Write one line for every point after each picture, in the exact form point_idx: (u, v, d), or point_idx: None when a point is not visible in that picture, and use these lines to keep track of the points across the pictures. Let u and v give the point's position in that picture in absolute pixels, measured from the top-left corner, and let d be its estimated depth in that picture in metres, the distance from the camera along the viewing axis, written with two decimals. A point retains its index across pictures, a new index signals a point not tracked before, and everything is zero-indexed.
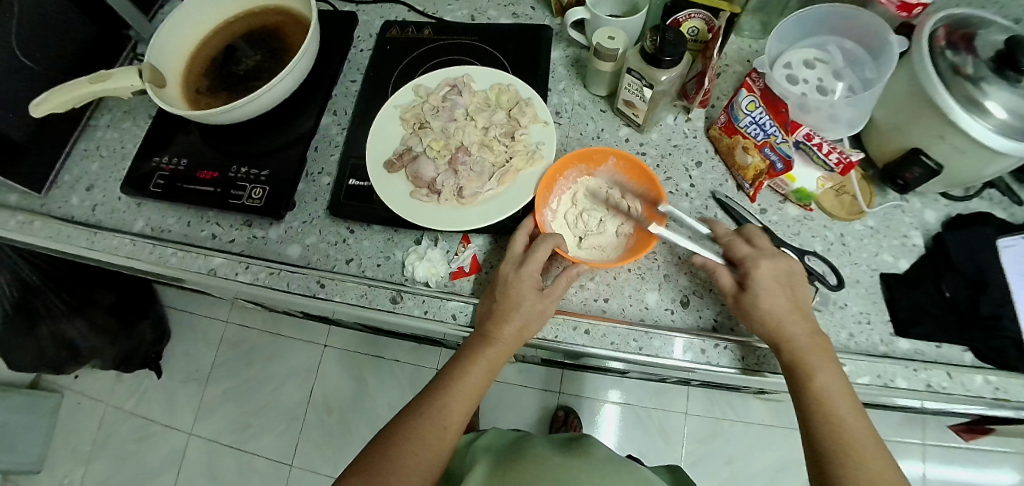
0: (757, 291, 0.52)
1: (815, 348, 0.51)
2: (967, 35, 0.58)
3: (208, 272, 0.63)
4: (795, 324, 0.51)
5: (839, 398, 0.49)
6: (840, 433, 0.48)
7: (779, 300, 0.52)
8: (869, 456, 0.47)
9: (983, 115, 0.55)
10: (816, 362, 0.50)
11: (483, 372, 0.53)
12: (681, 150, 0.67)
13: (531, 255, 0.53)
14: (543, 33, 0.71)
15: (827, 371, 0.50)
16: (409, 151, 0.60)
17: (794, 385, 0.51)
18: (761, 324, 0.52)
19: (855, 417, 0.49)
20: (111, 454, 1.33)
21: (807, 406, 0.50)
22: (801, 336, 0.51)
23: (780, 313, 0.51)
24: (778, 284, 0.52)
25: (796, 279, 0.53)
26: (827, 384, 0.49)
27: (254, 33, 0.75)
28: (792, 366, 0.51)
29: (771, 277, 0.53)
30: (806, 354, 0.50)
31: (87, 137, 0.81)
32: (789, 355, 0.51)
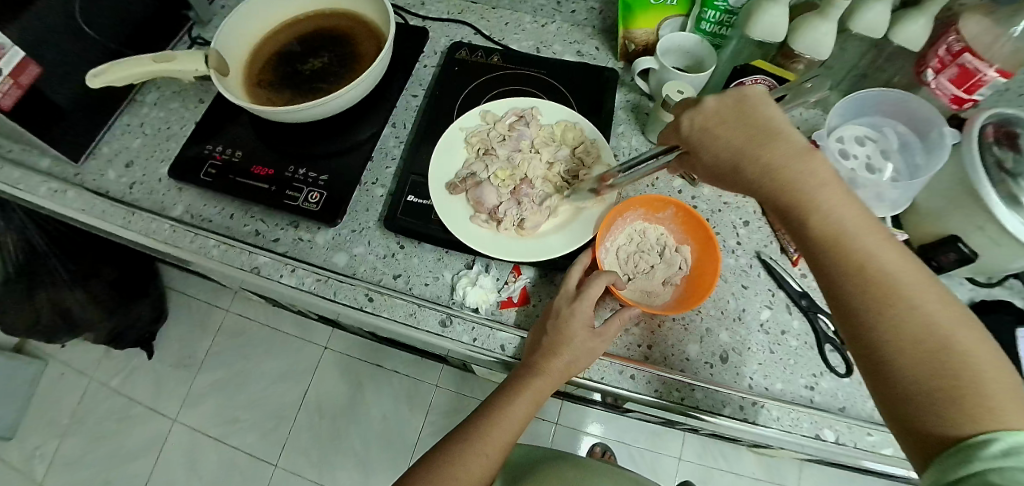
0: (711, 140, 0.45)
1: (815, 183, 0.41)
2: (1010, 134, 0.61)
3: (250, 269, 0.62)
4: (781, 160, 0.42)
5: (862, 240, 0.39)
6: (872, 289, 0.38)
7: (745, 140, 0.44)
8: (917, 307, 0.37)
9: (1017, 209, 0.57)
10: (815, 194, 0.41)
11: (528, 403, 0.52)
12: (731, 207, 0.68)
13: (586, 291, 0.53)
14: (607, 75, 0.72)
15: (835, 210, 0.40)
16: (473, 177, 0.61)
17: (803, 242, 0.42)
18: (741, 175, 0.44)
19: (890, 262, 0.39)
20: (86, 432, 1.28)
21: (825, 267, 0.41)
22: (794, 174, 0.41)
23: (756, 152, 0.43)
24: (738, 121, 0.44)
25: (760, 107, 0.45)
26: (842, 228, 0.40)
27: (323, 36, 0.75)
28: (794, 220, 0.42)
29: (704, 127, 0.46)
30: (803, 194, 0.41)
31: (132, 112, 0.80)
32: (785, 202, 0.42)
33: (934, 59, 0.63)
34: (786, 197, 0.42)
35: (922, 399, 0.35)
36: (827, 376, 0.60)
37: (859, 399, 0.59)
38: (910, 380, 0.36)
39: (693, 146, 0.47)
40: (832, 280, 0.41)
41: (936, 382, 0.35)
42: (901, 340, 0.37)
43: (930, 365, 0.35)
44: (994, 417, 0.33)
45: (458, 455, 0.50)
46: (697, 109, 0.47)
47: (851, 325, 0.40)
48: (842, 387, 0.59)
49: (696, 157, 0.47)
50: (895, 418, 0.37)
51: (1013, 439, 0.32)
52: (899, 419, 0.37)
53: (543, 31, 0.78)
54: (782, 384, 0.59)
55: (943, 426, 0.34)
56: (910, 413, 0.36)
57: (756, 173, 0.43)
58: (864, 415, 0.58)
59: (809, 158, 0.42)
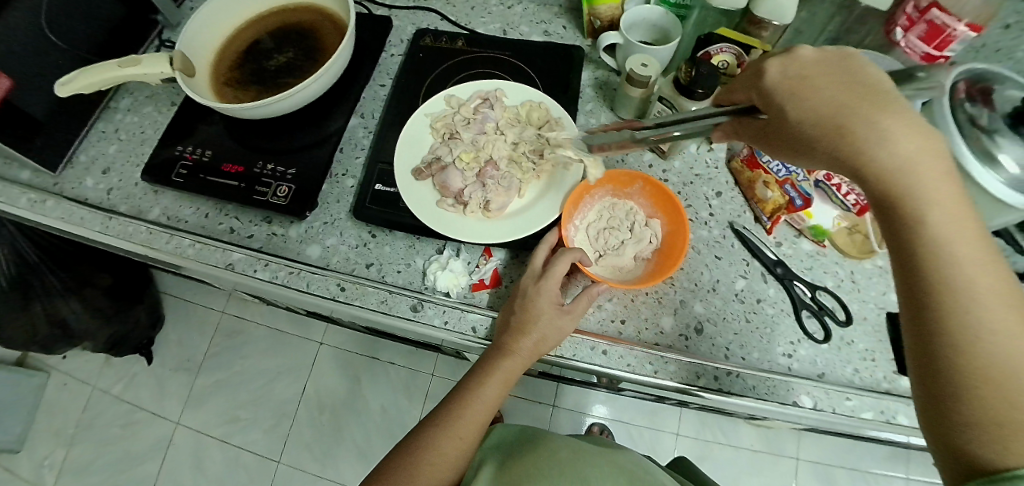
0: (811, 95, 0.38)
1: (926, 176, 0.35)
2: (984, 90, 0.56)
3: (225, 266, 0.63)
4: (896, 138, 0.35)
5: (962, 250, 0.35)
6: (960, 304, 0.34)
7: (858, 104, 0.36)
8: (1004, 334, 0.33)
9: (994, 166, 0.54)
10: (923, 187, 0.35)
11: (498, 383, 0.52)
12: (703, 179, 0.68)
13: (551, 270, 0.53)
14: (573, 52, 0.72)
15: (939, 210, 0.35)
16: (438, 161, 0.62)
17: (894, 235, 0.37)
18: (835, 142, 0.37)
19: (987, 279, 0.34)
20: (93, 438, 1.31)
21: (913, 268, 0.36)
22: (906, 160, 0.35)
23: (868, 119, 0.35)
24: (847, 85, 0.37)
25: (876, 76, 0.38)
26: (944, 233, 0.35)
27: (289, 31, 0.75)
28: (889, 209, 0.36)
29: (800, 81, 0.39)
30: (905, 184, 0.35)
31: (107, 119, 0.78)
32: (879, 189, 0.36)
33: (903, 17, 0.61)
34: (886, 182, 0.36)
35: (974, 424, 0.33)
36: (805, 343, 0.59)
37: (838, 365, 0.58)
38: (969, 403, 0.33)
39: (776, 101, 0.40)
40: (915, 283, 0.36)
41: (998, 412, 0.32)
42: (973, 362, 0.33)
43: (997, 392, 0.32)
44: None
45: (430, 438, 0.50)
46: (793, 58, 0.40)
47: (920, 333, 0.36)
48: (821, 354, 0.59)
49: (778, 118, 0.41)
50: (937, 435, 0.35)
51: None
52: (941, 436, 0.34)
53: (510, 12, 0.77)
54: (759, 353, 0.59)
55: (993, 455, 0.32)
56: (957, 433, 0.33)
57: (859, 146, 0.36)
58: (844, 380, 0.57)
59: (927, 144, 0.35)
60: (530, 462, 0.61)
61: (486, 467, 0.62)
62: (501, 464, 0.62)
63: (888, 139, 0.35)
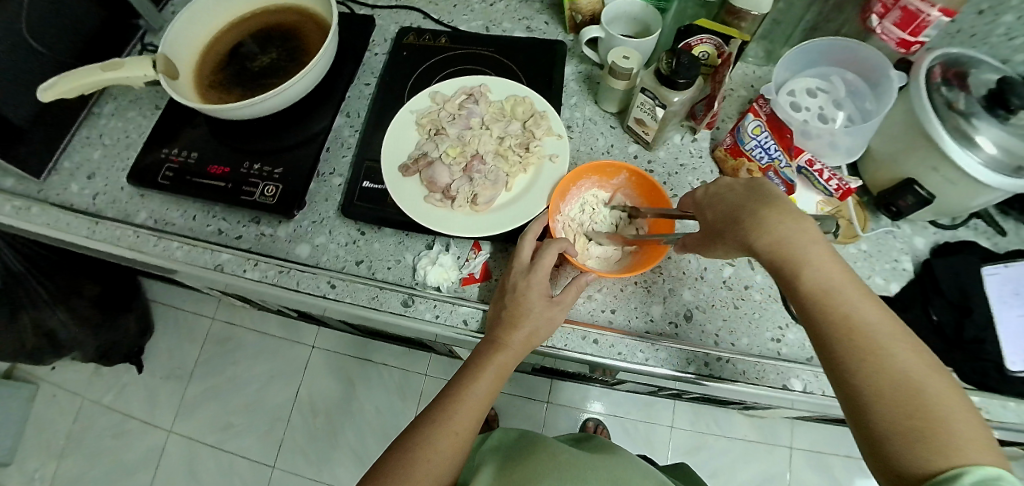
0: (719, 203, 0.48)
1: (807, 243, 0.42)
2: (960, 73, 0.58)
3: (214, 267, 0.62)
4: (780, 225, 0.42)
5: (844, 293, 0.40)
6: (853, 336, 0.39)
7: (751, 204, 0.45)
8: (889, 354, 0.38)
9: (973, 148, 0.54)
10: (806, 253, 0.41)
11: (492, 376, 0.53)
12: (688, 169, 0.68)
13: (540, 261, 0.54)
14: (556, 48, 0.73)
15: (820, 267, 0.41)
16: (425, 156, 0.63)
17: (790, 295, 0.43)
18: (740, 235, 0.45)
19: (871, 313, 0.40)
20: (84, 450, 1.30)
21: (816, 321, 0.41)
22: (792, 237, 0.42)
23: (762, 216, 0.43)
24: (747, 191, 0.46)
25: (760, 180, 0.47)
26: (827, 279, 0.41)
27: (271, 31, 0.75)
28: (789, 280, 0.42)
29: (715, 195, 0.49)
30: (791, 250, 0.42)
31: (91, 124, 0.77)
32: (775, 263, 0.43)
33: (877, 5, 0.62)
34: (779, 257, 0.42)
35: (901, 442, 0.36)
36: (793, 327, 0.60)
37: None
38: (887, 423, 0.37)
39: (702, 208, 0.50)
40: (817, 329, 0.41)
41: (909, 423, 0.36)
42: (881, 385, 0.38)
43: (906, 401, 0.37)
44: (963, 454, 0.34)
45: (426, 434, 0.50)
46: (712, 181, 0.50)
47: (835, 371, 0.40)
48: (810, 338, 0.59)
49: (702, 218, 0.50)
50: (874, 462, 0.38)
51: (978, 473, 0.33)
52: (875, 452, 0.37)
53: (492, 9, 0.78)
54: (748, 339, 0.59)
55: (919, 462, 0.35)
56: (890, 454, 0.36)
57: (755, 235, 0.43)
58: None
59: (807, 227, 0.42)
60: (528, 465, 0.60)
61: (485, 468, 0.63)
62: (501, 467, 0.62)
63: (777, 229, 0.42)
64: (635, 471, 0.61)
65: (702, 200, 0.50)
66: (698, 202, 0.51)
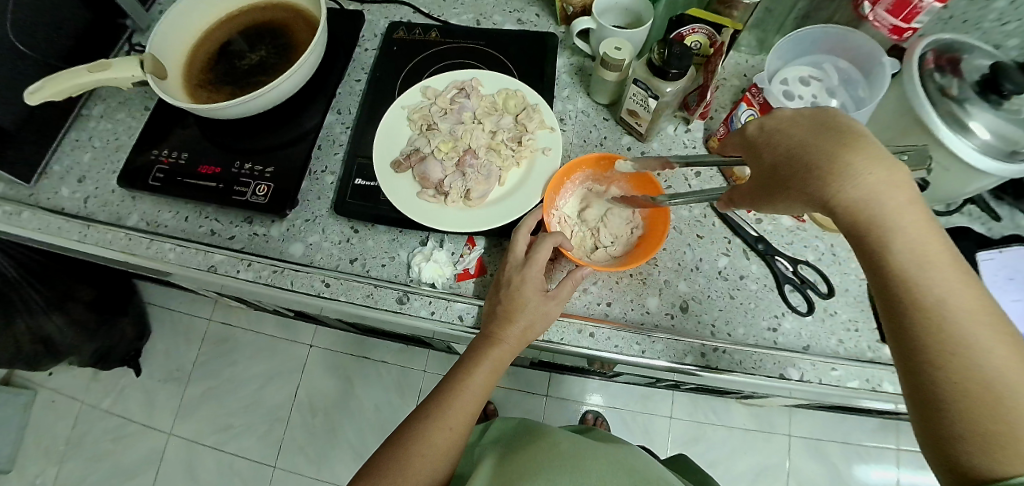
0: (784, 142, 0.42)
1: (897, 206, 0.37)
2: (953, 60, 0.57)
3: (208, 269, 0.62)
4: (868, 177, 0.37)
5: (934, 271, 0.37)
6: (935, 318, 0.36)
7: (829, 149, 0.39)
8: (973, 342, 0.36)
9: (966, 134, 0.54)
10: (892, 223, 0.37)
11: (488, 371, 0.53)
12: (681, 160, 0.68)
13: (535, 255, 0.53)
14: (548, 41, 0.73)
15: (909, 236, 0.37)
16: (417, 152, 0.63)
17: (868, 263, 0.39)
18: (813, 186, 0.39)
19: (962, 295, 0.37)
20: (85, 454, 1.29)
21: (894, 297, 0.38)
22: (879, 197, 0.37)
23: (844, 164, 0.38)
24: (823, 132, 0.40)
25: (839, 116, 0.41)
26: (912, 252, 0.37)
27: (260, 29, 0.74)
28: (867, 250, 0.39)
29: (773, 131, 0.43)
30: (876, 216, 0.37)
31: (79, 127, 0.75)
32: (855, 224, 0.38)
33: None
34: (859, 220, 0.38)
35: (970, 436, 0.34)
36: (789, 316, 0.60)
37: (821, 337, 0.58)
38: (960, 416, 0.35)
39: (758, 148, 0.44)
40: (895, 304, 0.38)
41: (987, 420, 0.34)
42: (959, 374, 0.35)
43: (982, 395, 0.34)
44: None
45: (422, 430, 0.50)
46: (771, 115, 0.44)
47: (904, 352, 0.38)
48: (805, 326, 0.59)
49: (758, 162, 0.44)
50: (935, 451, 0.36)
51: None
52: (937, 442, 0.36)
53: (482, 2, 0.77)
54: (744, 329, 0.59)
55: (988, 460, 0.33)
56: (953, 445, 0.35)
57: (835, 191, 0.38)
58: (829, 351, 0.58)
59: (900, 188, 0.37)
60: (527, 457, 0.60)
61: (487, 459, 0.63)
62: (502, 457, 0.62)
63: (864, 184, 0.37)
64: (634, 461, 0.61)
65: (759, 140, 0.44)
66: (750, 141, 0.45)
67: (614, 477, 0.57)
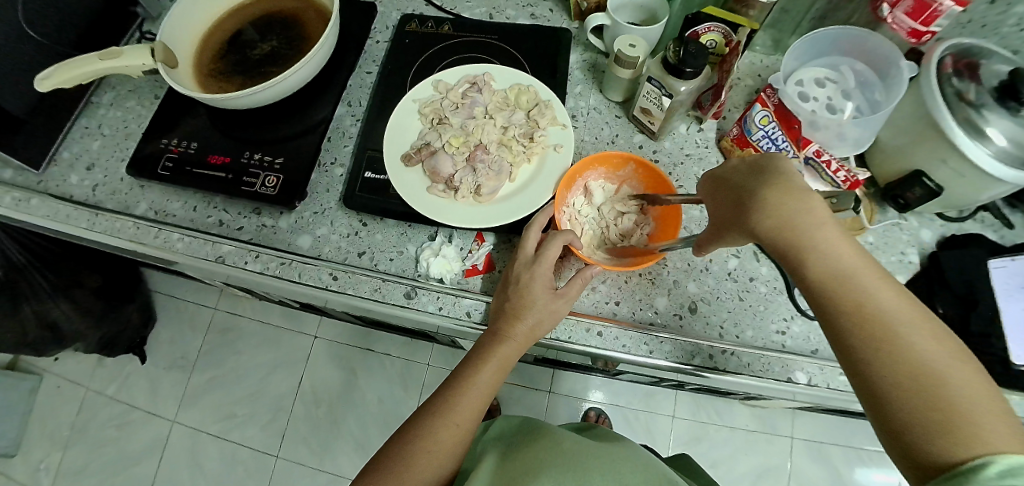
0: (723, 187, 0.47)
1: (817, 224, 0.41)
2: (971, 64, 0.56)
3: (216, 259, 0.62)
4: (788, 205, 0.42)
5: (860, 278, 0.40)
6: (868, 322, 0.39)
7: (753, 187, 0.44)
8: (905, 339, 0.38)
9: (983, 140, 0.53)
10: (817, 239, 0.41)
11: (495, 368, 0.52)
12: (693, 159, 0.67)
13: (544, 253, 0.53)
14: (561, 36, 0.72)
15: (832, 251, 0.41)
16: (428, 146, 0.62)
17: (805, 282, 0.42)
18: (746, 220, 0.44)
19: (889, 298, 0.39)
20: (89, 439, 1.30)
21: (831, 307, 0.41)
22: (801, 220, 0.41)
23: (764, 199, 0.43)
24: (749, 173, 0.45)
25: (764, 157, 0.46)
26: (840, 264, 0.40)
27: (271, 19, 0.74)
28: (799, 269, 0.42)
29: (717, 181, 0.49)
30: (802, 235, 0.41)
31: (89, 114, 0.75)
32: (786, 249, 0.42)
33: None
34: (787, 241, 0.41)
35: (920, 429, 0.36)
36: (798, 319, 0.59)
37: (830, 342, 0.58)
38: (908, 413, 0.37)
39: (709, 195, 0.50)
40: (832, 318, 0.41)
41: (928, 410, 0.36)
42: (899, 371, 0.37)
43: (922, 389, 0.37)
44: (987, 443, 0.34)
45: (428, 425, 0.50)
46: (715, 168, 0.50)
47: (850, 359, 0.40)
48: (815, 330, 0.59)
49: (709, 204, 0.49)
50: (894, 449, 0.37)
51: (1004, 462, 0.33)
52: (894, 440, 0.37)
53: None
54: (753, 331, 0.59)
55: (937, 448, 0.35)
56: (909, 440, 0.36)
57: (761, 220, 0.42)
58: None
59: (818, 211, 0.41)
60: (530, 455, 0.60)
61: (489, 456, 0.63)
62: (504, 456, 0.62)
63: (784, 213, 0.41)
64: (638, 462, 0.61)
65: (708, 187, 0.50)
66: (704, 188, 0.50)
67: (617, 478, 0.56)
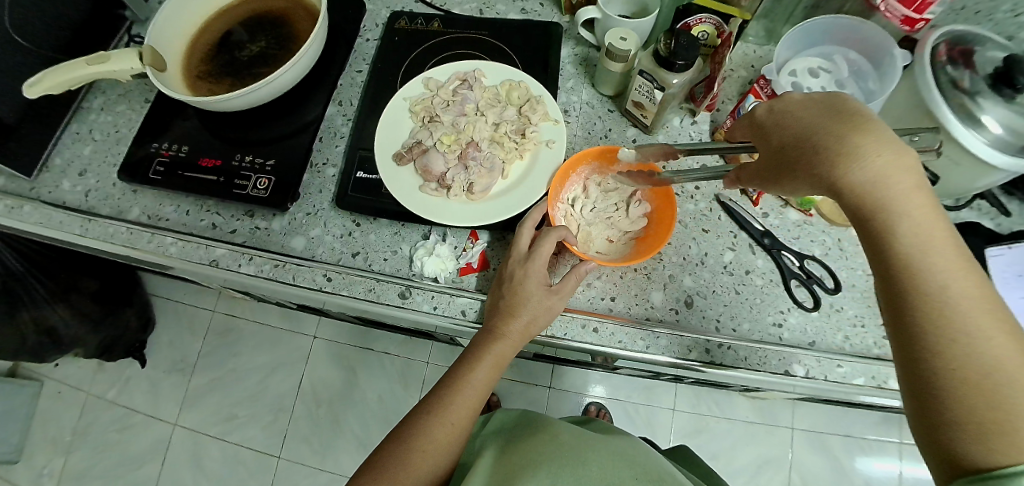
0: (793, 125, 0.41)
1: (903, 188, 0.36)
2: (965, 51, 0.56)
3: (209, 262, 0.62)
4: (876, 160, 0.36)
5: (937, 255, 0.36)
6: (935, 301, 0.36)
7: (838, 130, 0.38)
8: (972, 328, 0.35)
9: (978, 128, 0.52)
10: (898, 205, 0.37)
11: (490, 366, 0.52)
12: (687, 152, 0.67)
13: (538, 250, 0.53)
14: (553, 31, 0.71)
15: (913, 219, 0.37)
16: (419, 145, 0.62)
17: (871, 247, 0.39)
18: (819, 167, 0.39)
19: (964, 282, 0.36)
20: (91, 444, 1.31)
21: (897, 279, 0.37)
22: (885, 179, 0.36)
23: (852, 144, 0.37)
24: (830, 114, 0.40)
25: (851, 102, 0.40)
26: (915, 235, 0.37)
27: (259, 19, 0.73)
28: (869, 231, 0.38)
29: (780, 116, 0.43)
30: (882, 196, 0.37)
31: (79, 119, 0.74)
32: (862, 205, 0.37)
33: None
34: (864, 201, 0.37)
35: (968, 425, 0.34)
36: (795, 311, 0.59)
37: (827, 333, 0.58)
38: (957, 406, 0.34)
39: (766, 131, 0.44)
40: (897, 291, 0.37)
41: (983, 407, 0.33)
42: (957, 361, 0.35)
43: (977, 384, 0.34)
44: None
45: (423, 425, 0.50)
46: (781, 99, 0.44)
47: (902, 336, 0.37)
48: (811, 322, 0.58)
49: (767, 145, 0.44)
50: (928, 436, 0.36)
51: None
52: (931, 429, 0.36)
53: None
54: (749, 324, 0.58)
55: (982, 449, 0.33)
56: (947, 432, 0.35)
57: (839, 171, 0.37)
58: (834, 348, 0.57)
59: (906, 173, 0.36)
60: (530, 450, 0.59)
61: (488, 449, 0.63)
62: (504, 450, 0.61)
63: (872, 164, 0.36)
64: (635, 457, 0.60)
65: (768, 125, 0.44)
66: (758, 125, 0.45)
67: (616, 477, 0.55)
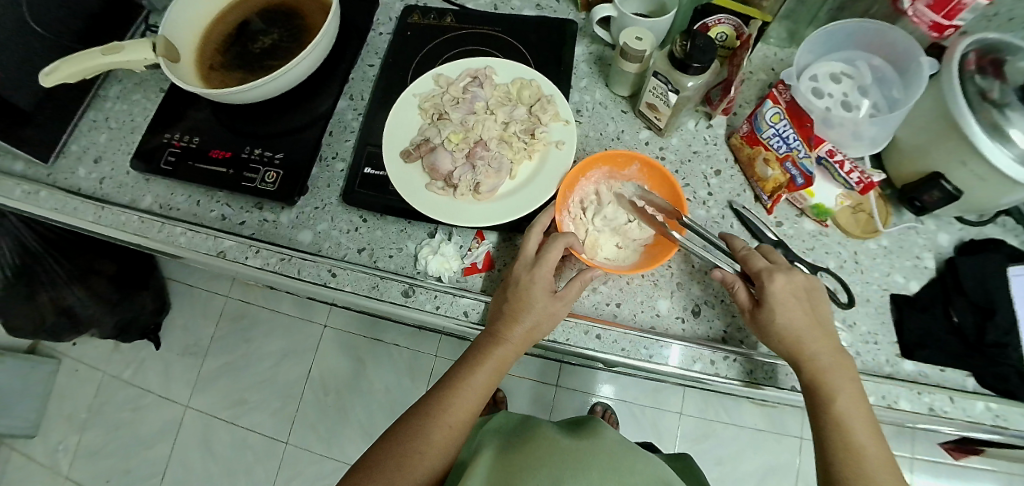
0: (788, 305, 0.50)
1: (842, 373, 0.48)
2: (996, 61, 0.53)
3: (217, 254, 0.62)
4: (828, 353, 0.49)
5: (860, 423, 0.47)
6: (852, 453, 0.46)
7: (810, 322, 0.49)
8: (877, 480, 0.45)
9: (1006, 142, 0.50)
10: (838, 382, 0.48)
11: (490, 371, 0.52)
12: (701, 157, 0.66)
13: (544, 256, 0.52)
14: (567, 28, 0.70)
15: (850, 397, 0.48)
16: (427, 142, 0.61)
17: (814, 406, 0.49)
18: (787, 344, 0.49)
19: (875, 447, 0.46)
20: (106, 422, 1.34)
21: (827, 434, 0.48)
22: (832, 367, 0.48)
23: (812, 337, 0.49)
24: (808, 307, 0.50)
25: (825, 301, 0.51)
26: (849, 407, 0.47)
27: (274, 11, 0.74)
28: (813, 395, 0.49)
29: (788, 290, 0.50)
30: (828, 374, 0.48)
31: (96, 107, 0.75)
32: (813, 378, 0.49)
33: None
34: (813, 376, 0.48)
35: None
36: None
37: None
38: None
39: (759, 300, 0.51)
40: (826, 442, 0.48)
41: None
42: None
43: None
44: None
45: (421, 427, 0.50)
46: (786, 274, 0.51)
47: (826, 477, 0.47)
48: None
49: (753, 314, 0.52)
50: None
51: None
52: None
53: None
54: None
55: None
56: None
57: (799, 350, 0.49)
58: None
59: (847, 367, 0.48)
60: (529, 451, 0.59)
61: (488, 449, 0.63)
62: (504, 450, 0.61)
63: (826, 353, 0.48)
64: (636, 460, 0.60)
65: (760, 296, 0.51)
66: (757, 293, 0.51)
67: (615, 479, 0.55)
